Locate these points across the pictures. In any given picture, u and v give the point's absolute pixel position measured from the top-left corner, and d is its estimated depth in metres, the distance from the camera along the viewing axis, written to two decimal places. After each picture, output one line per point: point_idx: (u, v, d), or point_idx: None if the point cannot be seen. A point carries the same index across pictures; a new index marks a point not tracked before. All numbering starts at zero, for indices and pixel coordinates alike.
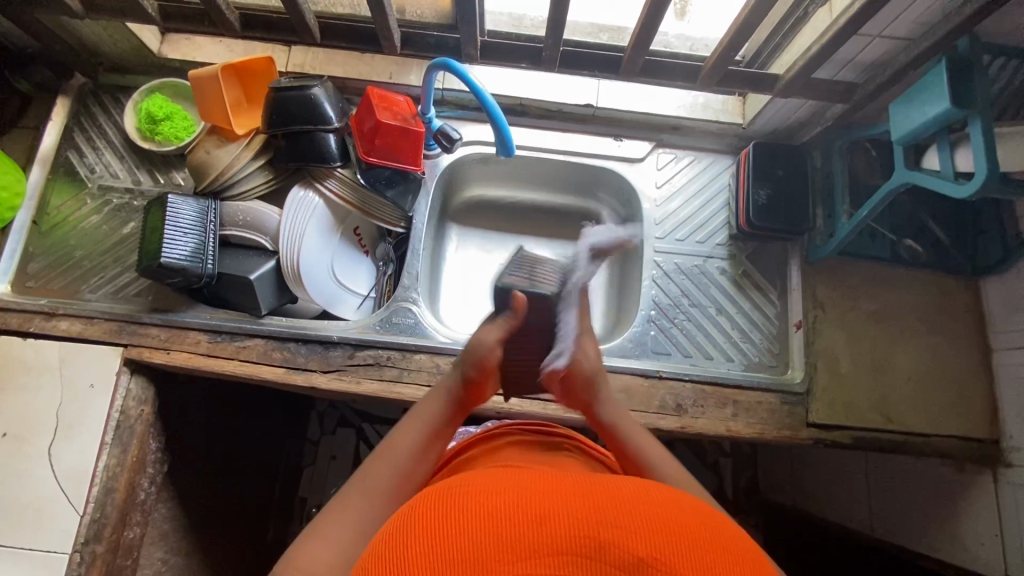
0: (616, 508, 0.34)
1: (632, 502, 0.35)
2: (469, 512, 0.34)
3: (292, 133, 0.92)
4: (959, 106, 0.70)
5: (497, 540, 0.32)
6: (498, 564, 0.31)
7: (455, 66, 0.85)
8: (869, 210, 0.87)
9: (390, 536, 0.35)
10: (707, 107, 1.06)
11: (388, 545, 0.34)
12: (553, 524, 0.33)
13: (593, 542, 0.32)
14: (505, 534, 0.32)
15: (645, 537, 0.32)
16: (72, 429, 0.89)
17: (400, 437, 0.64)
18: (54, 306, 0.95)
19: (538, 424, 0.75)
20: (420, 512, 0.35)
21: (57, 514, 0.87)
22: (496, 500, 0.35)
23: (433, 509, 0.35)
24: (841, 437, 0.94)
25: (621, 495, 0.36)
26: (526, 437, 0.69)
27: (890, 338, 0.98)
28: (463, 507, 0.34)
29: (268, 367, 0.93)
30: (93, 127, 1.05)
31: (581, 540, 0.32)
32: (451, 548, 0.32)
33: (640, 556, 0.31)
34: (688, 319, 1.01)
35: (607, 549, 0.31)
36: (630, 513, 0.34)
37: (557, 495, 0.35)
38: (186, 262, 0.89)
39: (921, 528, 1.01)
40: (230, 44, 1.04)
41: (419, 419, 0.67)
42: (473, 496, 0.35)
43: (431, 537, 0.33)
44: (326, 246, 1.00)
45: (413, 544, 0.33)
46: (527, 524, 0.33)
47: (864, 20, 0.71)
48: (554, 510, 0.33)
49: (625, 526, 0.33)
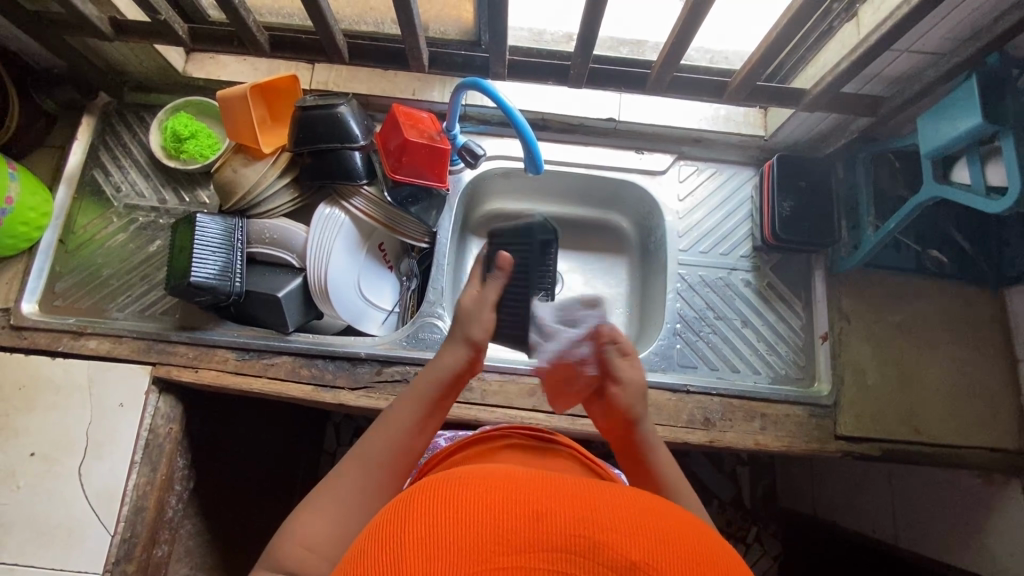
0: (618, 512, 0.33)
1: (637, 509, 0.34)
2: (467, 497, 0.33)
3: (318, 151, 0.93)
4: (990, 121, 0.70)
5: (492, 530, 0.31)
6: (495, 556, 0.30)
7: (483, 84, 0.86)
8: (896, 223, 0.87)
9: (386, 515, 0.34)
10: (728, 120, 1.06)
11: (384, 526, 0.33)
12: (554, 521, 0.31)
13: (587, 542, 0.30)
14: (496, 523, 0.31)
15: (640, 542, 0.31)
16: (102, 448, 0.90)
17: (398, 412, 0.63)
18: (82, 325, 0.95)
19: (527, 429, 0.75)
20: (421, 497, 0.34)
21: (88, 534, 0.87)
22: (491, 490, 0.33)
23: (426, 494, 0.34)
24: (869, 449, 0.94)
25: (624, 499, 0.35)
26: (526, 444, 0.68)
27: (916, 349, 0.98)
28: (465, 492, 0.33)
29: (297, 384, 0.93)
30: (118, 146, 1.05)
31: (582, 540, 0.30)
32: (439, 534, 0.31)
33: (633, 561, 0.30)
34: (713, 332, 1.01)
35: (607, 551, 0.30)
36: (623, 515, 0.33)
37: (561, 493, 0.34)
38: (214, 281, 0.89)
39: (949, 539, 1.01)
40: (254, 62, 1.05)
41: (417, 392, 0.65)
42: (476, 483, 0.34)
43: (426, 520, 0.32)
44: (353, 262, 1.00)
45: (409, 526, 0.32)
46: (525, 516, 0.31)
47: (895, 38, 0.71)
48: (556, 507, 0.32)
49: (627, 531, 0.31)
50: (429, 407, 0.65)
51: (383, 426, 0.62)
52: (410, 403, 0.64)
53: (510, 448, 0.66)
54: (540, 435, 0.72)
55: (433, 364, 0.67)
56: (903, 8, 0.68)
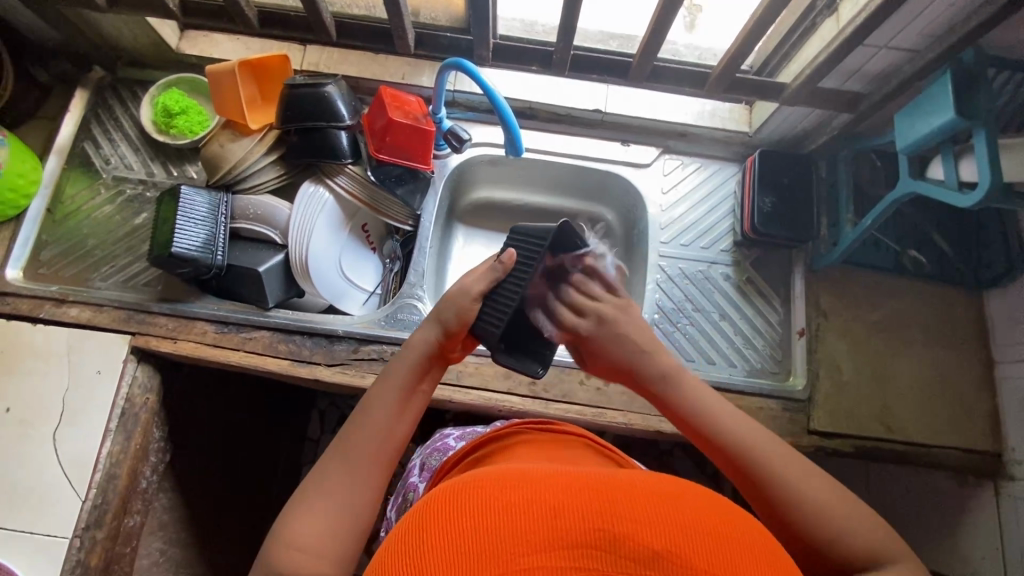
0: (631, 501, 0.35)
1: (646, 495, 0.36)
2: (487, 501, 0.35)
3: (304, 129, 0.94)
4: (963, 117, 0.71)
5: (512, 530, 0.33)
6: (515, 555, 0.32)
7: (468, 66, 0.86)
8: (873, 219, 0.88)
9: (404, 527, 0.36)
10: (714, 115, 1.07)
11: (402, 535, 0.35)
12: (570, 518, 0.33)
13: (608, 537, 0.33)
14: (520, 524, 0.33)
15: (659, 531, 0.33)
16: (78, 414, 0.90)
17: (378, 400, 0.61)
18: (64, 293, 0.96)
19: (537, 421, 0.75)
20: (435, 505, 0.36)
21: (58, 499, 0.88)
22: (510, 491, 0.35)
23: (447, 500, 0.36)
24: (841, 445, 0.94)
25: (634, 486, 0.37)
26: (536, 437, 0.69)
27: (893, 348, 0.99)
28: (481, 496, 0.35)
29: (274, 359, 0.94)
30: (109, 120, 1.07)
31: (597, 535, 0.33)
32: (468, 539, 0.33)
33: (655, 550, 0.32)
34: (691, 323, 1.02)
35: (624, 543, 0.32)
36: (642, 506, 0.35)
37: (574, 489, 0.36)
38: (196, 252, 0.90)
39: (923, 541, 1.01)
40: (247, 42, 1.07)
41: (394, 376, 0.62)
42: (487, 486, 0.36)
43: (445, 528, 0.34)
44: (334, 240, 1.01)
45: (430, 534, 0.34)
46: (543, 515, 0.34)
47: (869, 31, 0.72)
48: (570, 505, 0.34)
49: (640, 520, 0.34)
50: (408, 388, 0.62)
51: (362, 414, 0.60)
52: (388, 390, 0.61)
53: (522, 443, 0.67)
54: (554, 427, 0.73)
55: (409, 348, 0.65)
56: (877, 2, 0.69)
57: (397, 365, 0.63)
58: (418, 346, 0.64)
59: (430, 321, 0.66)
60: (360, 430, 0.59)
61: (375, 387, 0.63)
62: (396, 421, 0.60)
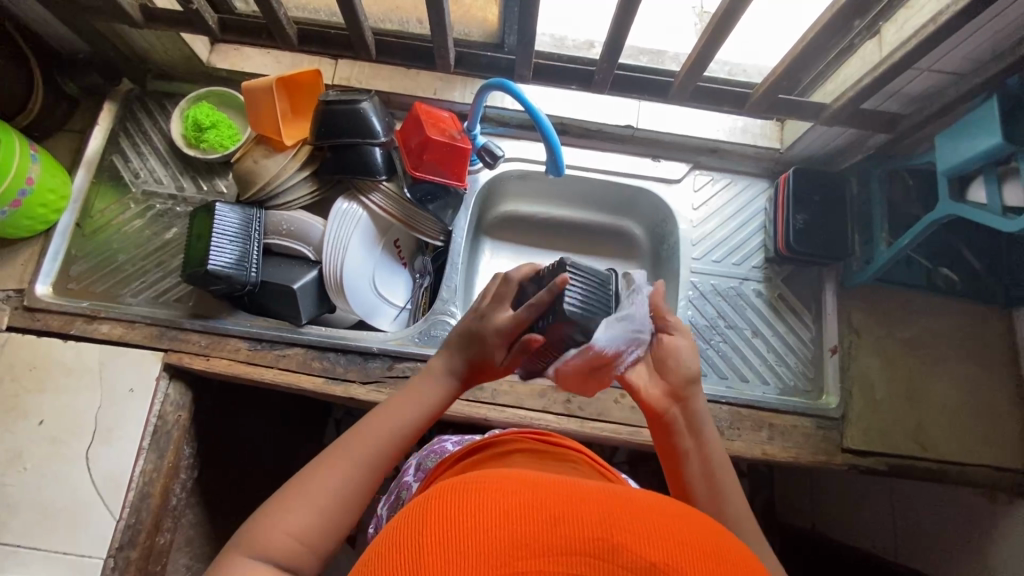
0: (627, 514, 0.35)
1: (648, 511, 0.36)
2: (485, 500, 0.34)
3: (340, 146, 0.93)
4: (1010, 142, 0.71)
5: (507, 532, 0.32)
6: (513, 560, 0.31)
7: (509, 86, 0.86)
8: (910, 239, 0.88)
9: (398, 526, 0.35)
10: (745, 131, 1.08)
11: (396, 531, 0.34)
12: (568, 526, 0.33)
13: (608, 545, 0.32)
14: (518, 528, 0.32)
15: (657, 546, 0.33)
16: (110, 432, 0.90)
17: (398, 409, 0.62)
18: (95, 309, 0.95)
19: (535, 433, 0.75)
20: (436, 499, 0.35)
21: (92, 518, 0.87)
22: (511, 492, 0.35)
23: (446, 497, 0.35)
24: (875, 464, 0.94)
25: (636, 502, 0.37)
26: (539, 448, 0.68)
27: (924, 365, 0.99)
28: (480, 494, 0.35)
29: (307, 376, 0.93)
30: (138, 132, 1.06)
31: (596, 543, 0.32)
32: (464, 538, 0.32)
33: (654, 562, 0.32)
34: (723, 340, 1.02)
35: (623, 552, 0.32)
36: (640, 520, 0.34)
37: (573, 496, 0.36)
38: (230, 269, 0.89)
39: (951, 558, 1.01)
40: (277, 56, 1.06)
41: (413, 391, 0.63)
42: (489, 485, 0.36)
43: (442, 525, 0.33)
44: (368, 257, 1.01)
45: (426, 530, 0.33)
46: (540, 521, 0.33)
47: (918, 56, 0.73)
48: (571, 513, 0.34)
49: (641, 533, 0.33)
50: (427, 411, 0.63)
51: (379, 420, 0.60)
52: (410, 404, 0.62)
53: (518, 451, 0.66)
54: (552, 438, 0.73)
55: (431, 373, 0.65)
56: (929, 28, 0.69)
57: (419, 383, 0.65)
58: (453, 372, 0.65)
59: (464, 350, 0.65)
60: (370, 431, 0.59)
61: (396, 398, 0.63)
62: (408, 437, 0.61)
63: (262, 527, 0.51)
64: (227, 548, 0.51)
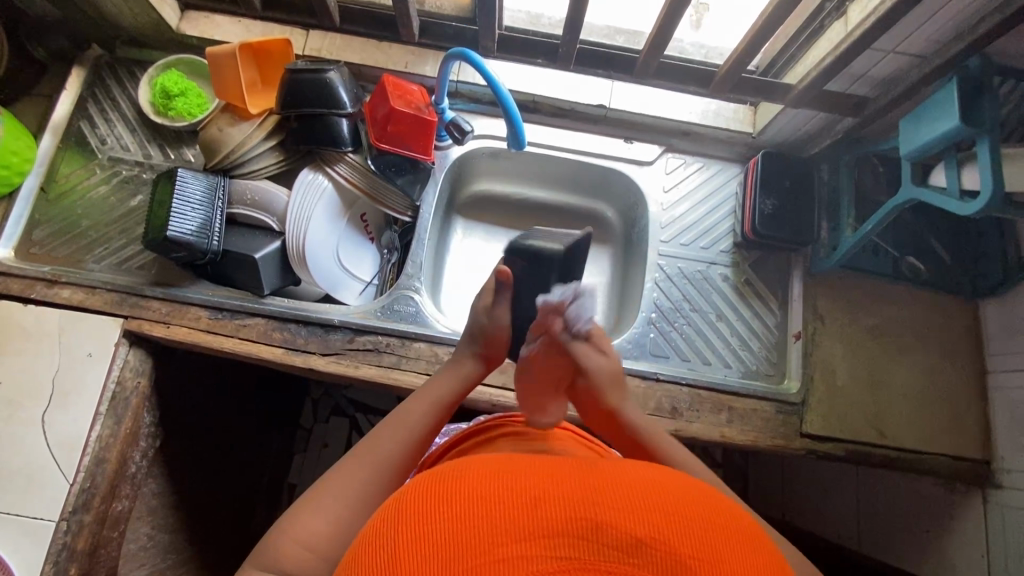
0: (607, 490, 0.37)
1: (630, 484, 0.37)
2: (466, 493, 0.36)
3: (305, 116, 0.93)
4: (968, 124, 0.71)
5: (491, 522, 0.34)
6: (495, 547, 0.33)
7: (472, 57, 0.85)
8: (873, 224, 0.87)
9: (380, 524, 0.37)
10: (717, 115, 1.06)
11: (379, 531, 0.36)
12: (553, 508, 0.35)
13: (590, 524, 0.34)
14: (503, 516, 0.35)
15: (639, 520, 0.35)
16: (67, 396, 0.89)
17: (414, 407, 0.66)
18: (56, 274, 0.95)
19: (521, 415, 0.73)
20: (416, 498, 0.37)
21: (44, 480, 0.87)
22: (492, 482, 0.37)
23: (428, 492, 0.37)
24: (833, 449, 0.95)
25: (616, 476, 0.38)
26: (519, 430, 0.67)
27: (888, 354, 0.99)
28: (461, 487, 0.37)
29: (268, 347, 0.93)
30: (106, 99, 1.05)
31: (579, 523, 0.34)
32: (450, 532, 0.34)
33: (638, 537, 0.34)
34: (688, 323, 1.01)
35: (606, 531, 0.34)
36: (621, 495, 0.36)
37: (552, 478, 0.37)
38: (191, 237, 0.89)
39: (911, 547, 1.02)
40: (249, 24, 1.04)
41: (428, 390, 0.70)
42: (468, 477, 0.38)
43: (427, 521, 0.35)
44: (333, 229, 1.00)
45: (406, 526, 0.35)
46: (523, 507, 0.35)
47: (878, 35, 0.72)
48: (552, 494, 0.36)
49: (623, 509, 0.35)
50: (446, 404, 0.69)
51: (393, 424, 0.63)
52: (426, 400, 0.67)
53: (504, 436, 0.65)
54: (529, 416, 0.72)
55: (447, 375, 0.74)
56: (887, 4, 0.69)
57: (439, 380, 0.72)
58: (466, 369, 0.74)
59: (476, 349, 0.77)
60: (386, 438, 0.61)
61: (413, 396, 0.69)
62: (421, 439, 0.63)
63: (277, 542, 0.51)
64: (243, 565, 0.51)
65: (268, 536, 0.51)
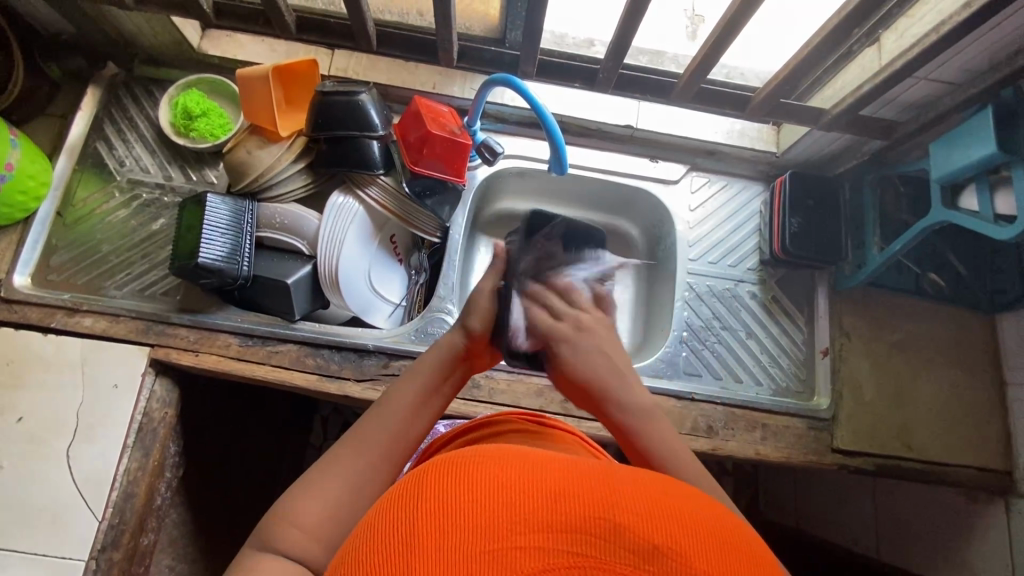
0: (629, 494, 0.33)
1: (649, 489, 0.34)
2: (483, 475, 0.33)
3: (336, 138, 0.91)
4: (1003, 151, 0.73)
5: (506, 509, 0.31)
6: (511, 535, 0.30)
7: (514, 82, 0.85)
8: (902, 244, 0.89)
9: (396, 501, 0.34)
10: (743, 134, 1.07)
11: (397, 505, 0.34)
12: (572, 504, 0.31)
13: (609, 524, 0.31)
14: (518, 504, 0.31)
15: (660, 527, 0.31)
16: (93, 429, 0.86)
17: (402, 389, 0.63)
18: (77, 301, 0.92)
19: (532, 415, 0.71)
20: (437, 473, 0.34)
21: (72, 518, 0.84)
22: (510, 470, 0.33)
23: (448, 471, 0.34)
24: (863, 464, 0.96)
25: (637, 480, 0.35)
26: (530, 428, 0.66)
27: (911, 368, 1.01)
28: (477, 470, 0.33)
29: (301, 373, 0.91)
30: (123, 119, 1.02)
31: (597, 522, 0.31)
32: (464, 519, 0.31)
33: (656, 545, 0.30)
34: (718, 342, 1.02)
35: (624, 533, 0.31)
36: (641, 499, 0.33)
37: (573, 472, 0.34)
38: (221, 263, 0.87)
39: (932, 556, 1.04)
40: (272, 43, 1.03)
41: (415, 372, 0.66)
42: (490, 462, 0.35)
43: (442, 497, 0.32)
44: (364, 252, 0.99)
45: (424, 503, 0.32)
46: (541, 497, 0.32)
47: (919, 65, 0.74)
48: (573, 488, 0.33)
49: (644, 513, 0.32)
50: (433, 386, 0.65)
51: (381, 408, 0.62)
52: (414, 382, 0.64)
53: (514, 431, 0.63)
54: (540, 418, 0.70)
55: (431, 351, 0.68)
56: (931, 36, 0.71)
57: (424, 359, 0.68)
58: (449, 344, 0.69)
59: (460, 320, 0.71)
60: (374, 425, 0.60)
61: (400, 380, 0.65)
62: (410, 423, 0.61)
63: (274, 521, 0.51)
64: (243, 549, 0.51)
65: (265, 519, 0.51)
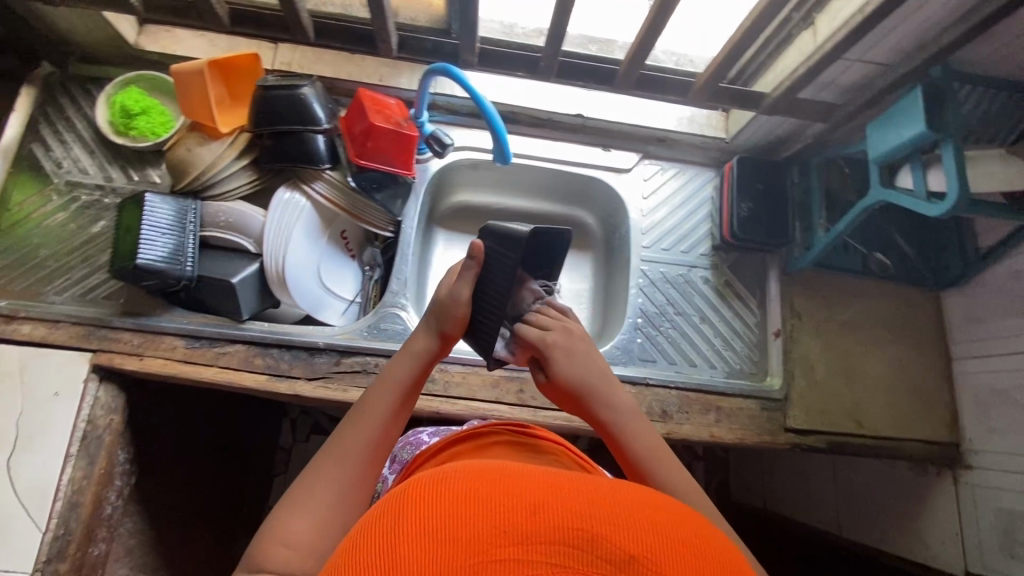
0: (614, 505, 0.30)
1: (634, 501, 0.31)
2: (462, 487, 0.30)
3: (279, 133, 0.90)
4: (932, 129, 0.74)
5: (486, 521, 0.28)
6: (491, 546, 0.27)
7: (454, 72, 0.84)
8: (845, 225, 0.91)
9: (371, 517, 0.31)
10: (692, 121, 1.09)
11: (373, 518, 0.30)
12: (552, 515, 0.28)
13: (588, 535, 0.28)
14: (496, 516, 0.28)
15: (643, 538, 0.28)
16: (34, 439, 0.84)
17: (375, 396, 0.62)
18: (14, 308, 0.89)
19: (516, 424, 0.69)
20: (413, 487, 0.31)
21: (14, 530, 0.81)
22: (491, 480, 0.30)
23: (426, 484, 0.31)
24: (816, 442, 0.98)
25: (626, 492, 0.32)
26: (514, 440, 0.63)
27: (861, 346, 1.03)
28: (452, 483, 0.30)
29: (251, 374, 0.90)
30: (60, 119, 0.99)
31: (577, 533, 0.28)
32: (438, 531, 0.28)
33: (635, 555, 0.27)
34: (673, 326, 1.03)
35: (606, 544, 0.27)
36: (627, 511, 0.30)
37: (557, 483, 0.31)
38: (163, 263, 0.84)
39: (887, 528, 1.06)
40: (212, 38, 1.01)
41: (391, 378, 0.64)
42: (469, 474, 0.31)
43: (416, 510, 0.29)
44: (314, 248, 0.98)
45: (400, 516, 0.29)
46: (521, 508, 0.29)
47: (849, 46, 0.75)
48: (554, 500, 0.29)
49: (628, 523, 0.29)
50: (407, 390, 0.63)
51: (357, 418, 0.60)
52: (386, 389, 0.62)
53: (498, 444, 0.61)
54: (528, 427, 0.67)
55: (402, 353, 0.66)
56: (858, 17, 0.72)
57: (396, 363, 0.65)
58: (418, 347, 0.67)
59: (434, 318, 0.68)
60: (352, 437, 0.59)
61: (373, 385, 0.64)
62: (386, 428, 0.60)
63: (260, 545, 0.50)
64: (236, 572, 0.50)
65: (254, 541, 0.50)
